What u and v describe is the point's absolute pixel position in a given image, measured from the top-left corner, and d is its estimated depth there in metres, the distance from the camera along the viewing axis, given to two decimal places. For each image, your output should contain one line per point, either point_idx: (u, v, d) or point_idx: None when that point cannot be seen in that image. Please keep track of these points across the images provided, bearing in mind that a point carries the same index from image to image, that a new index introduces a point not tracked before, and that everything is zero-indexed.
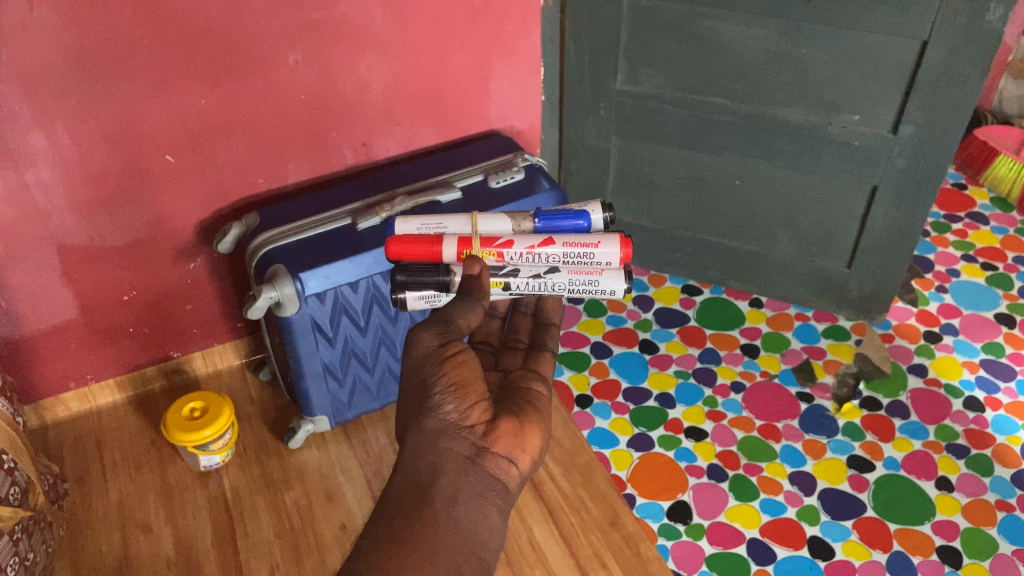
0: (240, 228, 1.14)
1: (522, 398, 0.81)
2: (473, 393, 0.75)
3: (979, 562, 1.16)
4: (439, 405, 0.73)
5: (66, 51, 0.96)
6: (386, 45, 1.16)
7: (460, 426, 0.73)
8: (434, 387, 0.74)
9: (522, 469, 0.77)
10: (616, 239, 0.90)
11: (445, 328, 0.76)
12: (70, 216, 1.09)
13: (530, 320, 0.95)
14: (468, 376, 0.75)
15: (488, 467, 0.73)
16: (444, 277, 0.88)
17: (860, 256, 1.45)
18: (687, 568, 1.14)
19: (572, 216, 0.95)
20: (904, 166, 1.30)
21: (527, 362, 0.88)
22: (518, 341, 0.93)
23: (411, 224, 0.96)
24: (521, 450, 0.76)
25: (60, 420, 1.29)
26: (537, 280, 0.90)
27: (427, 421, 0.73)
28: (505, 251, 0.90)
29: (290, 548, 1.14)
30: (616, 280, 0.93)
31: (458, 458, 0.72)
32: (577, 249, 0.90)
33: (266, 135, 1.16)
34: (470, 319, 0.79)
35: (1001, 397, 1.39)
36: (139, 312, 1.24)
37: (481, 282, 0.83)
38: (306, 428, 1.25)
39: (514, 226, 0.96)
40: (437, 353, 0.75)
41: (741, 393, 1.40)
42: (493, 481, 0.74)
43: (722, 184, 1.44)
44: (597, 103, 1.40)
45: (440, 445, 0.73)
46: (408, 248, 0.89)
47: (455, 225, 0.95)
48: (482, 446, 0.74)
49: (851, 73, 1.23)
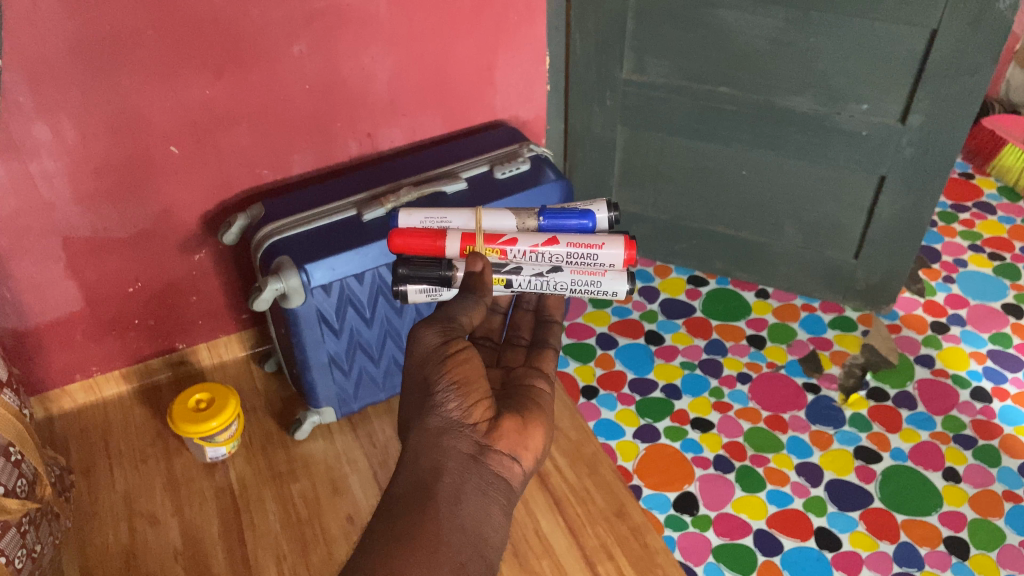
0: (245, 219, 1.14)
1: (524, 396, 0.80)
2: (475, 391, 0.75)
3: (986, 553, 1.15)
4: (441, 403, 0.73)
5: (70, 43, 0.96)
6: (391, 34, 1.15)
7: (463, 424, 0.73)
8: (437, 385, 0.74)
9: (526, 467, 0.76)
10: (620, 240, 0.90)
11: (449, 325, 0.77)
12: (76, 207, 1.09)
13: (531, 317, 0.94)
14: (471, 373, 0.75)
15: (492, 465, 0.73)
16: (445, 272, 0.86)
17: (867, 247, 1.44)
18: (693, 559, 1.14)
19: (576, 215, 0.94)
20: (912, 156, 1.29)
21: (529, 360, 0.87)
22: (520, 338, 0.92)
23: (415, 218, 0.95)
24: (524, 448, 0.76)
25: (67, 412, 1.29)
26: (540, 279, 0.90)
27: (430, 419, 0.73)
28: (509, 248, 0.90)
29: (296, 540, 1.14)
30: (619, 282, 0.91)
31: (461, 455, 0.72)
32: (581, 249, 0.90)
33: (271, 125, 1.15)
34: (472, 317, 0.79)
35: (1009, 388, 1.39)
36: (144, 303, 1.23)
37: (484, 278, 0.81)
38: (312, 420, 1.25)
39: (518, 223, 0.93)
40: (439, 351, 0.75)
41: (747, 383, 1.40)
42: (497, 479, 0.73)
43: (729, 174, 1.43)
44: (603, 93, 1.39)
45: (444, 443, 0.72)
46: (410, 242, 0.90)
47: (459, 220, 0.95)
48: (485, 444, 0.73)
49: (859, 62, 1.22)
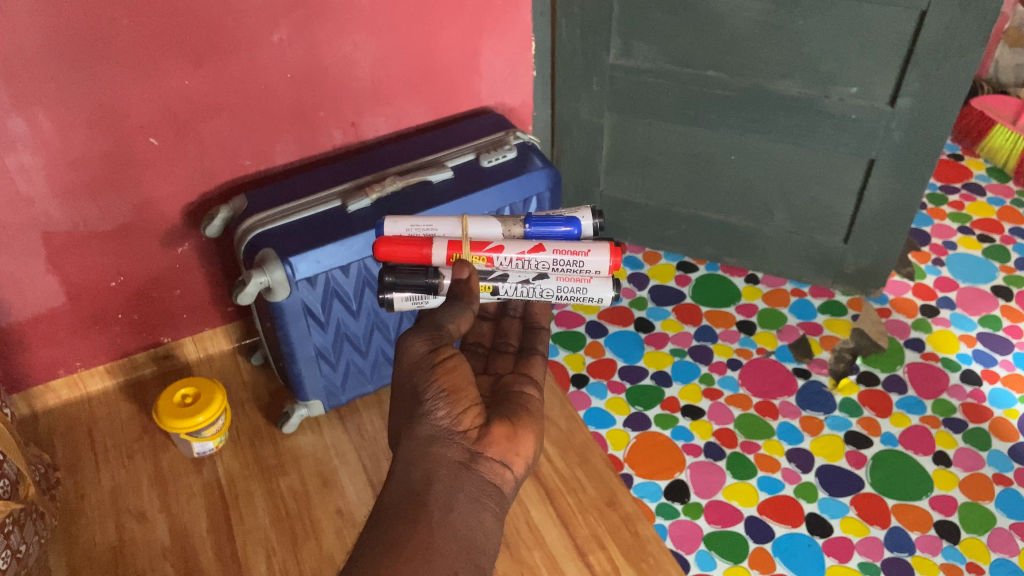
0: (227, 212, 1.12)
1: (514, 402, 0.79)
2: (465, 398, 0.74)
3: (977, 536, 1.16)
4: (430, 411, 0.73)
5: (43, 33, 0.93)
6: (373, 21, 1.13)
7: (453, 431, 0.72)
8: (426, 393, 0.73)
9: (517, 473, 0.75)
10: (605, 247, 0.88)
11: (436, 334, 0.76)
12: (54, 201, 1.07)
13: (519, 324, 0.93)
14: (460, 380, 0.74)
15: (483, 472, 0.72)
16: (432, 279, 0.85)
17: (857, 231, 1.43)
18: (685, 547, 1.14)
19: (562, 221, 0.90)
20: (902, 139, 1.28)
21: (518, 366, 0.86)
22: (507, 345, 0.91)
23: (400, 225, 0.91)
24: (515, 454, 0.75)
25: (50, 408, 1.28)
26: (526, 286, 0.89)
27: (420, 428, 0.72)
28: (495, 256, 0.88)
29: (286, 534, 1.13)
30: (604, 288, 0.90)
31: (452, 463, 0.71)
32: (567, 256, 0.88)
33: (253, 115, 1.13)
34: (460, 324, 0.78)
35: (998, 370, 1.39)
36: (127, 298, 1.22)
37: (471, 285, 0.81)
38: (300, 413, 1.23)
39: (504, 231, 0.91)
40: (428, 358, 0.75)
41: (738, 369, 1.39)
42: (489, 486, 0.72)
43: (718, 159, 1.42)
44: (590, 78, 1.37)
45: (434, 451, 0.71)
46: (397, 250, 0.86)
47: (446, 228, 0.90)
48: (476, 451, 0.72)
49: (848, 43, 1.20)
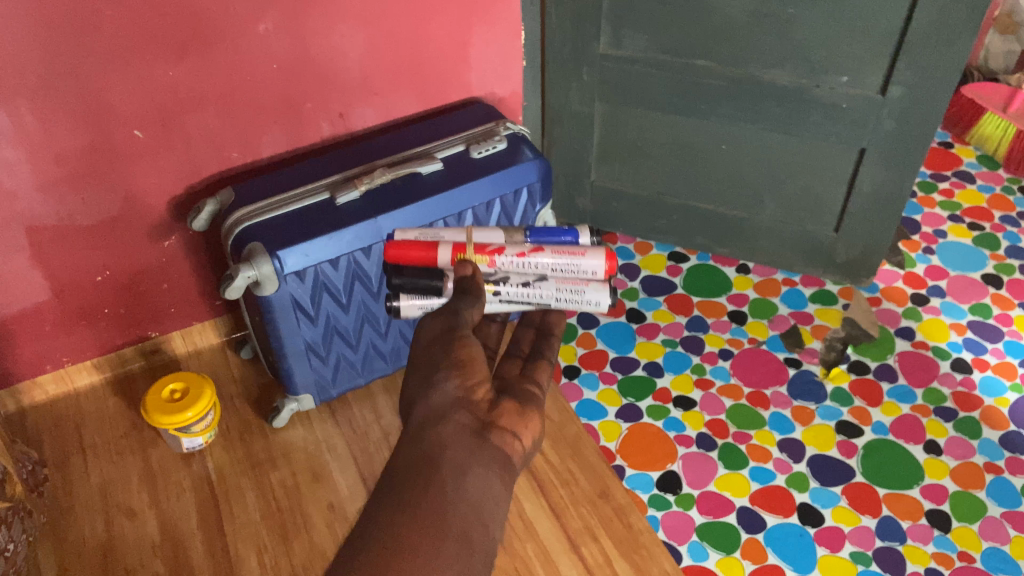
0: (214, 205, 1.10)
1: (520, 391, 0.79)
2: (479, 371, 0.74)
3: (968, 525, 1.16)
4: (444, 377, 0.73)
5: (22, 24, 0.91)
6: (361, 11, 1.11)
7: (467, 399, 0.72)
8: (442, 362, 0.74)
9: (526, 448, 0.74)
10: (601, 250, 0.88)
11: (453, 316, 0.79)
12: (38, 196, 1.05)
13: (534, 333, 0.90)
14: (475, 355, 0.75)
15: (495, 439, 0.71)
16: (437, 281, 0.87)
17: (848, 219, 1.43)
18: (677, 539, 1.14)
19: (561, 230, 0.93)
20: (893, 128, 1.27)
21: (525, 371, 0.83)
22: (518, 350, 0.88)
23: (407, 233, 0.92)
24: (525, 428, 0.74)
25: (38, 404, 1.26)
26: (527, 289, 0.89)
27: (433, 394, 0.72)
28: (497, 258, 0.88)
29: (277, 529, 1.13)
30: (602, 292, 0.89)
31: (464, 426, 0.70)
32: (565, 258, 0.88)
33: (240, 106, 1.12)
34: (474, 315, 0.80)
35: (989, 358, 1.39)
36: (114, 292, 1.20)
37: (477, 282, 0.83)
38: (289, 407, 1.23)
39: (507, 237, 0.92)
40: (446, 335, 0.77)
41: (729, 360, 1.39)
42: (500, 451, 0.70)
43: (709, 149, 1.41)
44: (580, 68, 1.36)
45: (449, 415, 0.70)
46: (404, 252, 0.88)
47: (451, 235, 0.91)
48: (488, 420, 0.72)
49: (840, 32, 1.20)
